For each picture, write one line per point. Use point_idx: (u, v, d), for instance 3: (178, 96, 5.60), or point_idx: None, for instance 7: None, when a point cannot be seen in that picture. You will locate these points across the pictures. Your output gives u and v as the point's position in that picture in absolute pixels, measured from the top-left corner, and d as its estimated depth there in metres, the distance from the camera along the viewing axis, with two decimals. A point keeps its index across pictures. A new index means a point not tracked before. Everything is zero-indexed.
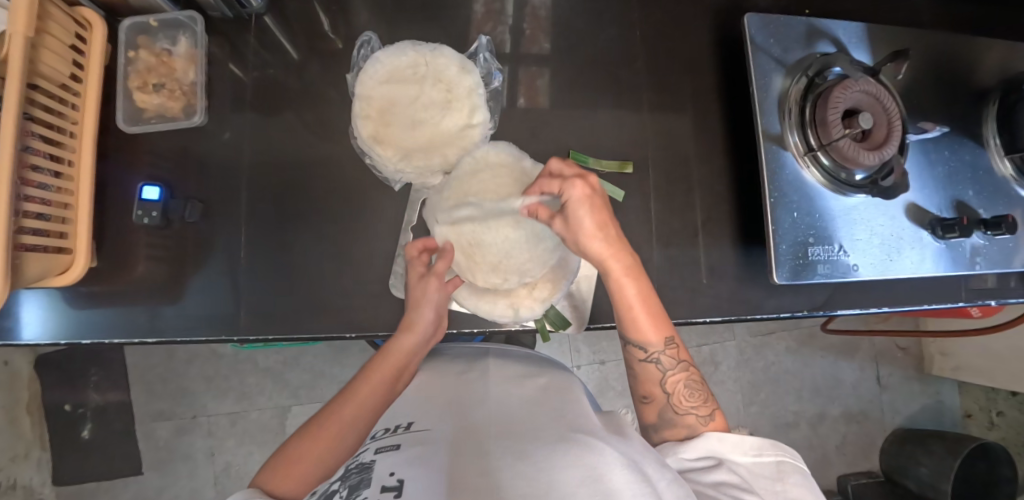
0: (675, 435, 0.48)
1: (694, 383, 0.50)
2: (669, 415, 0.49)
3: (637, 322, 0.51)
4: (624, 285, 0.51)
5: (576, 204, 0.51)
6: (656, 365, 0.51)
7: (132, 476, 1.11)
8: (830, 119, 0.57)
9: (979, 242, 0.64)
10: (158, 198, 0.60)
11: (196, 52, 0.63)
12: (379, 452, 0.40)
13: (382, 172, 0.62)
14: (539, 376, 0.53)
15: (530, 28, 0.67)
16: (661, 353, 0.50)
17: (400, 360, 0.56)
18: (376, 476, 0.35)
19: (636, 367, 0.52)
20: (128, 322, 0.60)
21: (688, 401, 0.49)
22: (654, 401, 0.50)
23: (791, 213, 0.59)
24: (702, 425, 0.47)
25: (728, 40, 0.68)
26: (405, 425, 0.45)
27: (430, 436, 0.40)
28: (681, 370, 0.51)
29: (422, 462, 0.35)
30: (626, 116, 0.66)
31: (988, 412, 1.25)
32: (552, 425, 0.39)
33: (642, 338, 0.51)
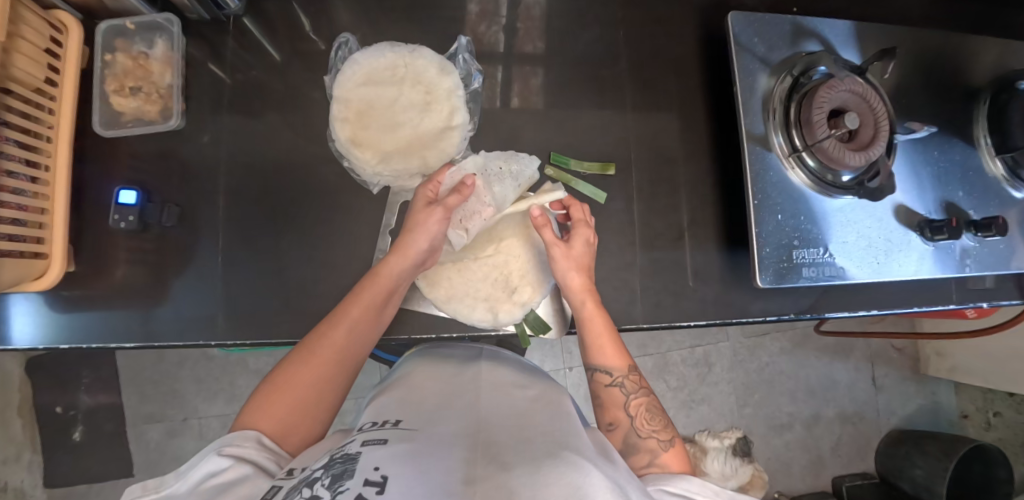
0: (640, 460, 0.45)
1: (656, 409, 0.50)
2: (633, 440, 0.47)
3: (603, 347, 0.53)
4: (595, 314, 0.54)
5: (581, 241, 0.56)
6: (620, 389, 0.51)
7: (123, 479, 1.11)
8: (815, 119, 0.56)
9: (969, 244, 0.63)
10: (134, 202, 0.59)
11: (173, 55, 0.62)
12: (365, 445, 0.37)
13: (360, 175, 0.62)
14: (529, 387, 0.52)
15: (524, 27, 0.66)
16: (625, 377, 0.52)
17: (388, 285, 0.53)
18: (360, 469, 0.32)
19: (600, 391, 0.52)
20: (107, 327, 0.60)
21: (650, 424, 0.48)
22: (618, 426, 0.49)
23: (776, 216, 0.58)
24: (663, 450, 0.46)
25: (713, 40, 0.67)
26: (393, 421, 0.42)
27: (419, 437, 0.37)
28: (643, 395, 0.51)
29: (410, 462, 0.32)
30: (610, 117, 0.65)
31: (985, 413, 1.24)
32: (539, 438, 0.38)
33: (606, 364, 0.52)
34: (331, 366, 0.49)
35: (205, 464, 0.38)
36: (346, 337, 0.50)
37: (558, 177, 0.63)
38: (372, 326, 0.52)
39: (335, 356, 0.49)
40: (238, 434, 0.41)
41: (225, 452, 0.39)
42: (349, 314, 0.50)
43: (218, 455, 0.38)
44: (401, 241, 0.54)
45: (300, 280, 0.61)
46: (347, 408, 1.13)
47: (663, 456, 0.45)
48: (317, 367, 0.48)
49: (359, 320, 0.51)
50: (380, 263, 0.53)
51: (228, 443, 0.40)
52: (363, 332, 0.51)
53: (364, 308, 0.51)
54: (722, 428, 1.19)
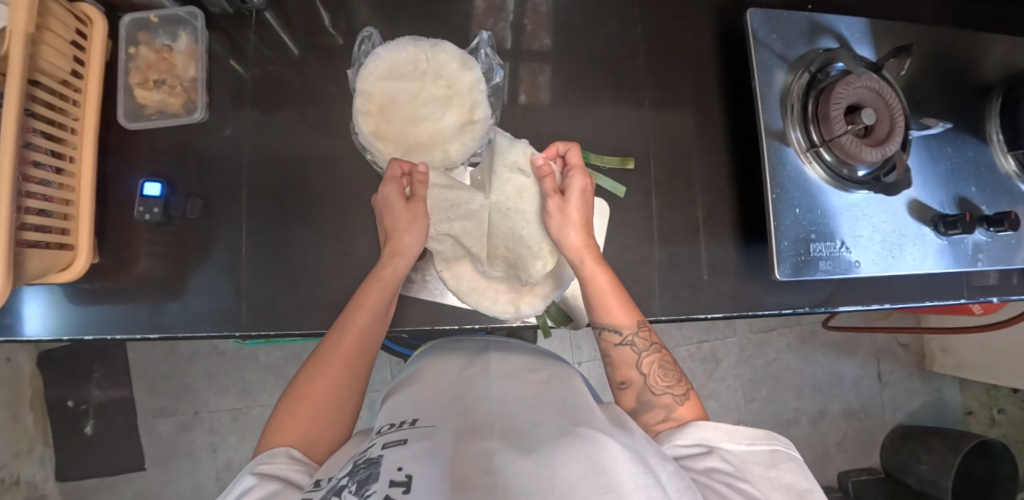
0: (653, 417, 0.48)
1: (667, 364, 0.51)
2: (647, 397, 0.49)
3: (609, 306, 0.53)
4: (598, 272, 0.55)
5: (576, 191, 0.57)
6: (631, 348, 0.52)
7: (134, 472, 1.11)
8: (832, 115, 0.57)
9: (981, 238, 0.64)
10: (158, 194, 0.60)
11: (195, 48, 0.63)
12: (386, 447, 0.38)
13: (382, 168, 0.62)
14: (540, 369, 0.53)
15: (530, 24, 0.67)
16: (634, 335, 0.52)
17: (389, 285, 0.54)
18: (385, 472, 0.33)
19: (610, 351, 0.53)
20: (129, 319, 0.60)
21: (663, 380, 0.50)
22: (631, 384, 0.51)
23: (793, 210, 0.59)
24: (678, 404, 0.47)
25: (730, 36, 0.68)
26: (410, 420, 0.43)
27: (437, 432, 0.38)
28: (654, 352, 0.52)
29: (432, 457, 0.33)
30: (627, 113, 0.66)
31: (989, 409, 1.25)
32: (554, 419, 0.39)
33: (612, 320, 0.53)
34: (345, 371, 0.49)
35: (240, 484, 0.38)
36: (357, 341, 0.50)
37: None
38: (381, 326, 0.53)
39: (348, 361, 0.50)
40: (269, 452, 0.42)
41: (258, 470, 0.40)
42: (357, 319, 0.51)
43: (249, 475, 0.39)
44: (395, 241, 0.55)
45: (321, 272, 0.62)
46: None
47: (678, 409, 0.47)
48: (332, 375, 0.48)
49: (368, 323, 0.51)
50: (380, 265, 0.54)
51: (261, 463, 0.41)
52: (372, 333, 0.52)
53: (370, 310, 0.52)
54: (729, 424, 1.20)
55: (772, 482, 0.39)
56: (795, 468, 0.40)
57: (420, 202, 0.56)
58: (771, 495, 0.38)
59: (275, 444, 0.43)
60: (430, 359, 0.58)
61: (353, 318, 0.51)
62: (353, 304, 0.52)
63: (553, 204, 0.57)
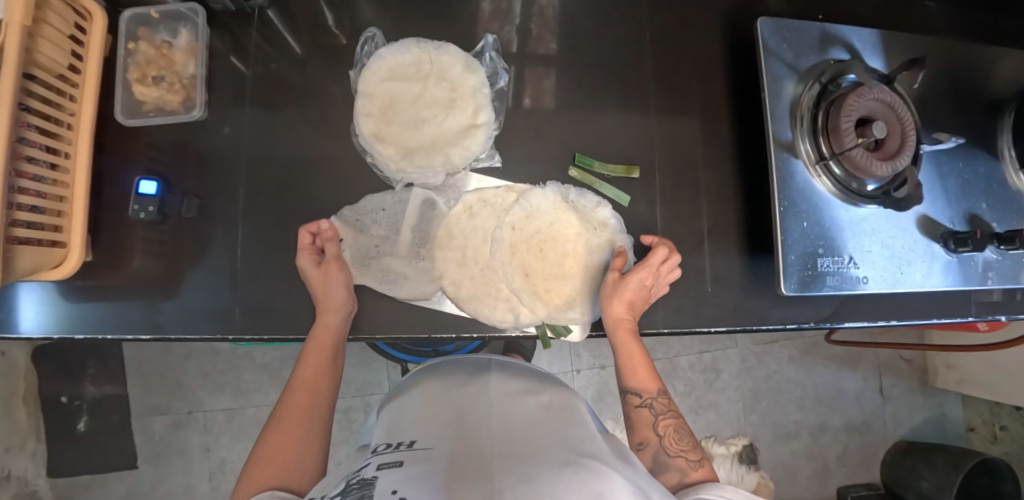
0: (669, 480, 0.46)
1: (682, 431, 0.51)
2: (663, 458, 0.48)
3: (637, 372, 0.55)
4: (632, 343, 0.56)
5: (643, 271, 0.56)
6: (649, 410, 0.53)
7: (127, 470, 1.10)
8: (843, 127, 0.55)
9: (991, 256, 0.62)
10: (154, 192, 0.58)
11: (196, 45, 0.62)
12: (381, 468, 0.37)
13: (382, 171, 0.61)
14: (541, 393, 0.52)
15: (537, 27, 0.66)
16: (654, 399, 0.53)
17: (331, 345, 0.54)
18: (378, 493, 0.31)
19: (630, 413, 0.54)
20: (121, 318, 0.59)
21: (678, 444, 0.49)
22: (647, 445, 0.50)
23: (801, 223, 0.57)
24: (692, 469, 0.46)
25: (739, 44, 0.67)
26: (408, 441, 0.42)
27: (434, 454, 0.37)
28: (671, 416, 0.52)
29: (430, 480, 0.32)
30: (633, 119, 0.65)
31: (991, 426, 1.23)
32: (556, 446, 0.38)
33: (639, 385, 0.54)
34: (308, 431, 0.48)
35: None
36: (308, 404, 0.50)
37: (581, 179, 0.63)
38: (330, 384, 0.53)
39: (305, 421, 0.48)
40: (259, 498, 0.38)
41: None
42: (303, 374, 0.52)
43: None
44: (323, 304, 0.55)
45: None
46: (353, 405, 1.13)
47: (693, 473, 0.45)
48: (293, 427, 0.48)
49: (317, 383, 0.52)
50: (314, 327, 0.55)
51: None
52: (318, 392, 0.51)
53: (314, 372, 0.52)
54: (728, 435, 1.19)
55: None
56: None
57: (332, 263, 0.56)
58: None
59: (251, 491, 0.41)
60: (428, 375, 0.59)
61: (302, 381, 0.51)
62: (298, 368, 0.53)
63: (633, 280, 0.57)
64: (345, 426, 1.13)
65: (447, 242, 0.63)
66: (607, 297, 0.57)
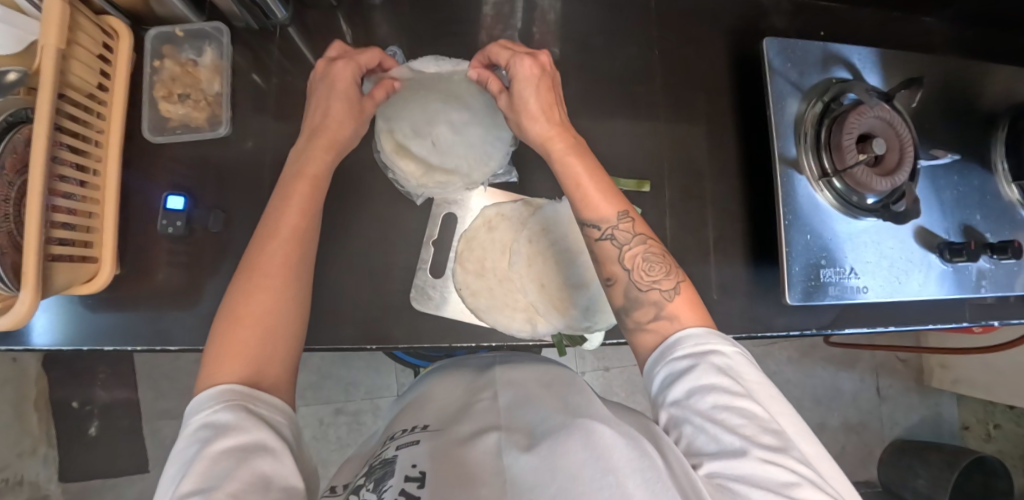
0: (645, 315, 0.46)
1: (654, 256, 0.48)
2: (633, 294, 0.47)
3: (590, 199, 0.49)
4: (573, 162, 0.51)
5: (524, 82, 0.54)
6: (611, 242, 0.48)
7: (138, 474, 1.11)
8: (845, 144, 0.58)
9: (985, 265, 0.65)
10: (182, 207, 0.60)
11: (221, 64, 0.63)
12: (400, 448, 0.40)
13: (405, 186, 0.62)
14: (549, 375, 0.54)
15: (539, 31, 0.68)
16: (615, 227, 0.48)
17: (313, 188, 0.51)
18: (400, 468, 0.35)
19: (591, 246, 0.50)
20: (148, 330, 0.61)
21: (649, 275, 0.47)
22: (616, 280, 0.48)
23: (804, 235, 0.60)
24: (667, 299, 0.46)
25: (745, 62, 0.69)
26: (422, 426, 0.45)
27: (448, 433, 0.40)
28: (638, 243, 0.48)
29: (443, 457, 0.35)
30: (643, 133, 0.67)
31: (986, 424, 1.27)
32: (557, 414, 0.40)
33: (597, 215, 0.49)
34: (288, 279, 0.45)
35: (217, 416, 0.35)
36: (288, 246, 0.46)
37: None
38: (314, 223, 0.50)
39: (284, 265, 0.46)
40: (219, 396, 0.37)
41: (232, 404, 0.36)
42: (284, 220, 0.48)
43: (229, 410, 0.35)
44: (324, 130, 0.54)
45: None
46: (363, 407, 1.15)
47: (669, 305, 0.45)
48: (269, 287, 0.44)
49: (299, 219, 0.48)
50: (304, 164, 0.52)
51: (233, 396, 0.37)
52: (300, 230, 0.48)
53: (298, 211, 0.49)
54: None
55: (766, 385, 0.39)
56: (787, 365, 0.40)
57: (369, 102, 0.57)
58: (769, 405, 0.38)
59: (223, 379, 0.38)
60: (440, 378, 0.59)
61: (275, 223, 0.47)
62: (275, 203, 0.49)
63: (506, 102, 0.56)
64: (354, 429, 1.14)
65: (465, 252, 0.62)
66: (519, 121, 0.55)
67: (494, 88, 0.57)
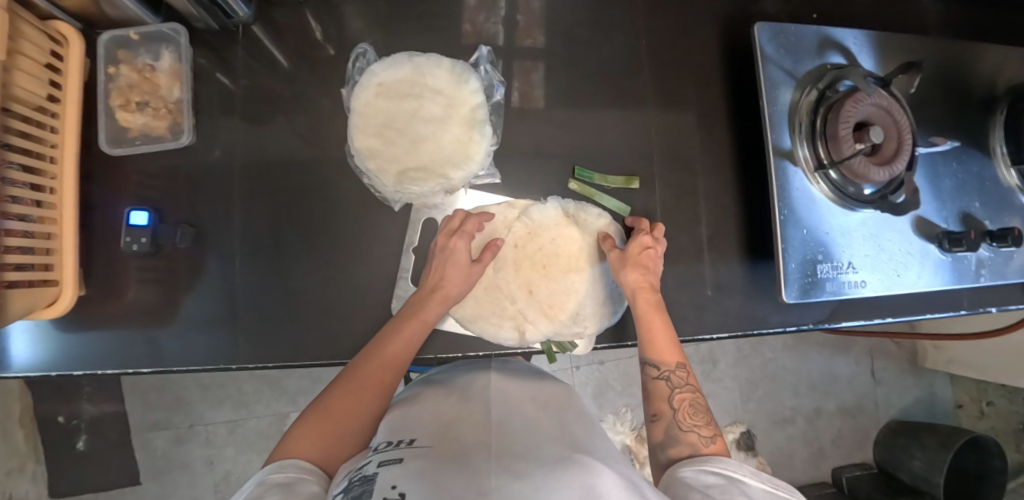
0: (679, 452, 0.46)
1: (700, 405, 0.51)
2: (675, 432, 0.48)
3: (657, 345, 0.54)
4: (652, 312, 0.56)
5: (638, 247, 0.58)
6: (667, 383, 0.52)
7: (131, 486, 1.09)
8: (842, 134, 0.55)
9: (984, 254, 0.64)
10: (146, 223, 0.57)
11: (179, 67, 0.59)
12: (382, 464, 0.37)
13: (381, 192, 0.60)
14: (542, 389, 0.54)
15: (523, 19, 0.64)
16: (672, 372, 0.53)
17: (427, 321, 0.53)
18: (379, 489, 0.33)
19: (647, 383, 0.54)
20: (123, 353, 0.58)
21: (693, 419, 0.49)
22: (661, 417, 0.50)
23: (801, 231, 0.58)
24: (705, 444, 0.46)
25: (737, 47, 0.66)
26: (408, 439, 0.41)
27: (434, 451, 0.38)
28: (688, 390, 0.52)
29: (428, 478, 0.32)
30: (632, 127, 0.64)
31: (979, 402, 1.28)
32: (554, 441, 0.41)
33: (659, 357, 0.53)
34: (377, 397, 0.48)
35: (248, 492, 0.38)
36: (389, 369, 0.50)
37: (581, 191, 0.63)
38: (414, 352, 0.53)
39: (374, 386, 0.49)
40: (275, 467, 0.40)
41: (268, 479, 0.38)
42: (391, 346, 0.51)
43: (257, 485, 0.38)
44: (439, 273, 0.55)
45: (319, 301, 0.60)
46: None
47: (706, 449, 0.46)
48: (363, 399, 0.47)
49: (406, 348, 0.51)
50: (437, 279, 0.55)
51: (271, 472, 0.39)
52: (399, 356, 0.51)
53: (405, 341, 0.52)
54: (727, 423, 1.22)
55: None
56: None
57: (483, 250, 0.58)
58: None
59: (286, 455, 0.42)
60: (428, 382, 0.57)
61: (382, 347, 0.51)
62: (389, 328, 0.53)
63: (613, 257, 0.59)
64: None
65: None
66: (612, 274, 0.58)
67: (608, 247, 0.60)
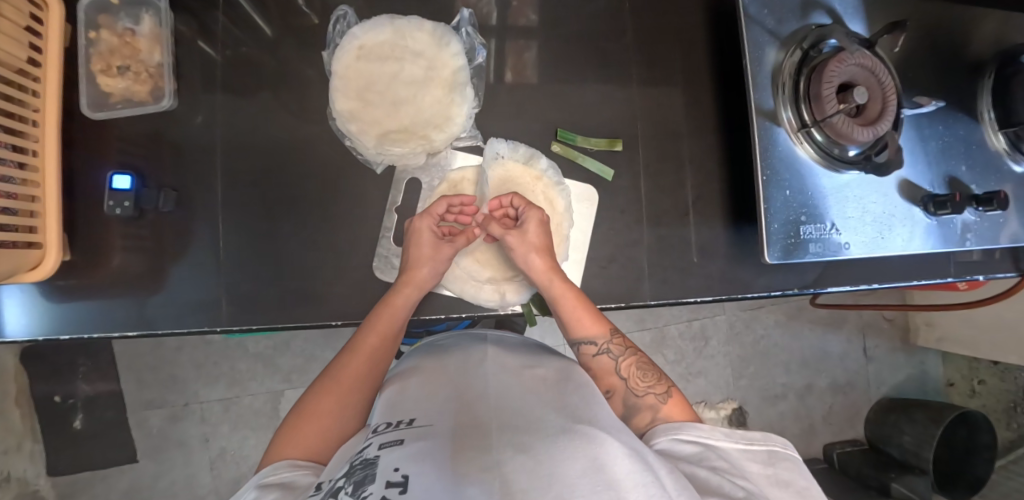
0: (643, 419, 0.47)
1: (645, 365, 0.52)
2: (631, 401, 0.49)
3: (579, 320, 0.54)
4: (564, 288, 0.56)
5: (535, 222, 0.58)
6: (608, 356, 0.53)
7: (127, 465, 1.09)
8: (824, 94, 0.56)
9: (970, 218, 0.63)
10: (129, 187, 0.57)
11: (160, 31, 0.60)
12: (383, 447, 0.34)
13: (362, 154, 0.61)
14: (540, 366, 0.51)
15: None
16: (609, 342, 0.54)
17: (402, 307, 0.55)
18: (381, 472, 0.30)
19: (590, 363, 0.53)
20: (109, 316, 0.58)
21: (643, 382, 0.50)
22: (614, 391, 0.50)
23: (784, 191, 0.58)
24: (663, 403, 0.48)
25: (721, 11, 0.66)
26: (408, 420, 0.39)
27: (436, 431, 0.35)
28: (630, 355, 0.53)
29: (432, 458, 0.30)
30: (615, 92, 0.65)
31: (970, 380, 1.28)
32: (553, 413, 0.38)
33: (590, 332, 0.54)
34: (356, 394, 0.50)
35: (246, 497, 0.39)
36: (366, 363, 0.52)
37: (564, 153, 0.63)
38: (392, 346, 0.54)
39: (352, 381, 0.50)
40: (273, 466, 0.42)
41: (264, 482, 0.40)
42: (367, 340, 0.52)
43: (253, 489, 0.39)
44: (407, 270, 0.56)
45: (304, 266, 0.60)
46: None
47: (665, 408, 0.47)
48: (342, 393, 0.49)
49: (365, 364, 0.51)
50: (391, 294, 0.55)
51: (265, 475, 0.41)
52: (379, 352, 0.53)
53: (380, 334, 0.53)
54: (718, 400, 1.22)
55: (771, 480, 0.39)
56: (792, 469, 0.40)
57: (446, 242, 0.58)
58: (769, 491, 0.38)
59: (277, 457, 0.43)
60: (422, 357, 0.56)
61: (341, 368, 0.51)
62: (346, 350, 0.53)
63: (512, 239, 0.58)
64: None
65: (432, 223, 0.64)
66: (521, 254, 0.57)
67: (501, 231, 0.59)
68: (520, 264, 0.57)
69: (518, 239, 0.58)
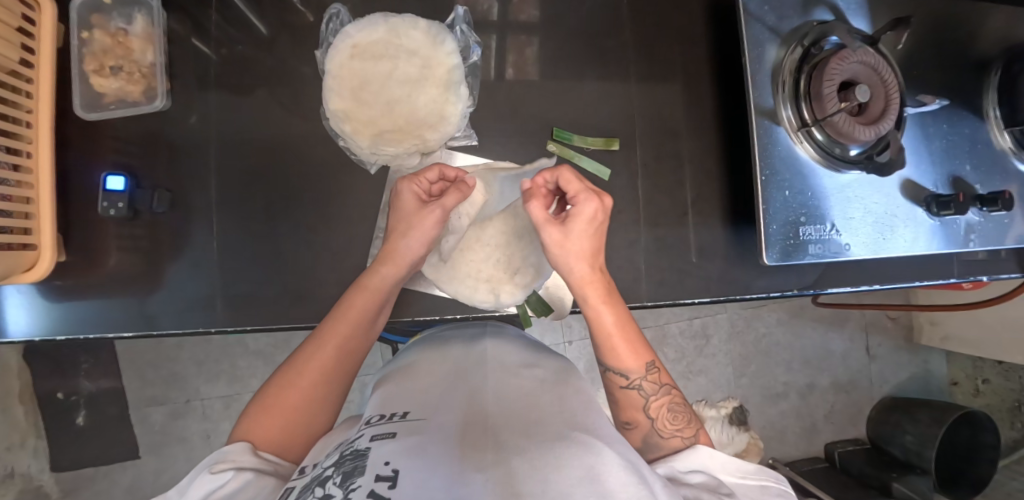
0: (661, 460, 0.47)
1: (677, 406, 0.50)
2: (654, 440, 0.48)
3: (618, 349, 0.50)
4: (604, 310, 0.51)
5: (583, 219, 0.50)
6: (639, 391, 0.50)
7: (129, 461, 1.10)
8: (825, 92, 0.54)
9: (974, 219, 0.62)
10: (123, 188, 0.57)
11: (153, 31, 0.59)
12: (374, 439, 0.34)
13: (356, 153, 0.60)
14: (536, 366, 0.50)
15: None
16: (642, 378, 0.50)
17: (383, 287, 0.52)
18: (371, 465, 0.30)
19: (617, 393, 0.51)
20: (106, 317, 0.58)
21: (672, 424, 0.48)
22: (638, 426, 0.49)
23: (783, 192, 0.57)
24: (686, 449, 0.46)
25: (722, 7, 0.65)
26: (402, 413, 0.39)
27: (429, 426, 0.35)
28: (663, 394, 0.50)
29: (425, 454, 0.30)
30: (613, 89, 0.64)
31: (974, 380, 1.27)
32: (549, 416, 0.37)
33: (626, 365, 0.50)
34: (320, 386, 0.48)
35: (203, 483, 0.39)
36: (334, 355, 0.49)
37: (560, 152, 0.63)
38: (365, 333, 0.51)
39: (318, 370, 0.48)
40: (230, 449, 0.42)
41: (219, 468, 0.40)
42: (338, 328, 0.49)
43: (212, 475, 0.39)
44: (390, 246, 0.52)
45: (299, 266, 0.60)
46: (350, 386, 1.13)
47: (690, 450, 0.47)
48: (306, 386, 0.47)
49: (332, 359, 0.49)
50: (368, 274, 0.51)
51: (222, 459, 0.41)
52: (353, 341, 0.50)
53: (353, 321, 0.50)
54: (719, 398, 1.22)
55: None
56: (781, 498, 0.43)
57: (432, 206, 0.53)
58: None
59: (239, 439, 0.44)
60: (423, 350, 0.55)
61: (308, 358, 0.48)
62: (315, 338, 0.50)
63: (552, 232, 0.50)
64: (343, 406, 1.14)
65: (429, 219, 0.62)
66: (563, 258, 0.51)
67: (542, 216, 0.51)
68: (561, 267, 0.52)
69: (561, 238, 0.50)
